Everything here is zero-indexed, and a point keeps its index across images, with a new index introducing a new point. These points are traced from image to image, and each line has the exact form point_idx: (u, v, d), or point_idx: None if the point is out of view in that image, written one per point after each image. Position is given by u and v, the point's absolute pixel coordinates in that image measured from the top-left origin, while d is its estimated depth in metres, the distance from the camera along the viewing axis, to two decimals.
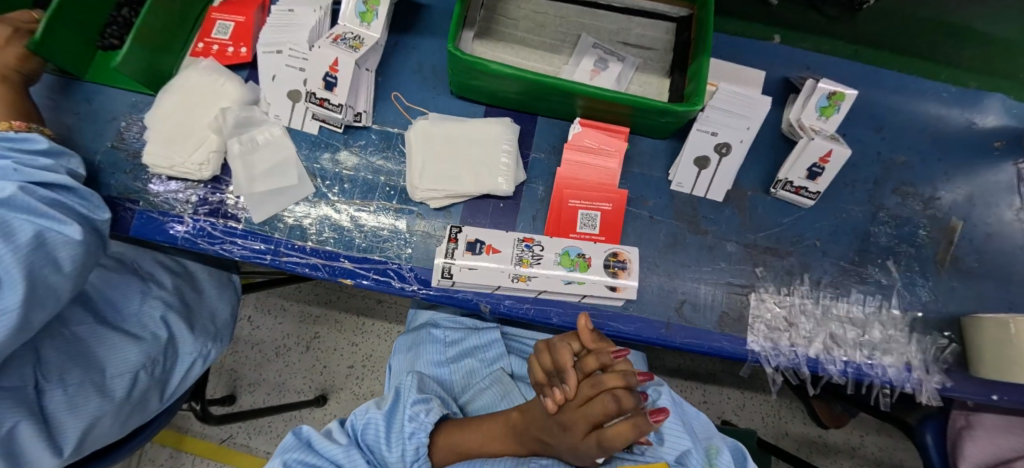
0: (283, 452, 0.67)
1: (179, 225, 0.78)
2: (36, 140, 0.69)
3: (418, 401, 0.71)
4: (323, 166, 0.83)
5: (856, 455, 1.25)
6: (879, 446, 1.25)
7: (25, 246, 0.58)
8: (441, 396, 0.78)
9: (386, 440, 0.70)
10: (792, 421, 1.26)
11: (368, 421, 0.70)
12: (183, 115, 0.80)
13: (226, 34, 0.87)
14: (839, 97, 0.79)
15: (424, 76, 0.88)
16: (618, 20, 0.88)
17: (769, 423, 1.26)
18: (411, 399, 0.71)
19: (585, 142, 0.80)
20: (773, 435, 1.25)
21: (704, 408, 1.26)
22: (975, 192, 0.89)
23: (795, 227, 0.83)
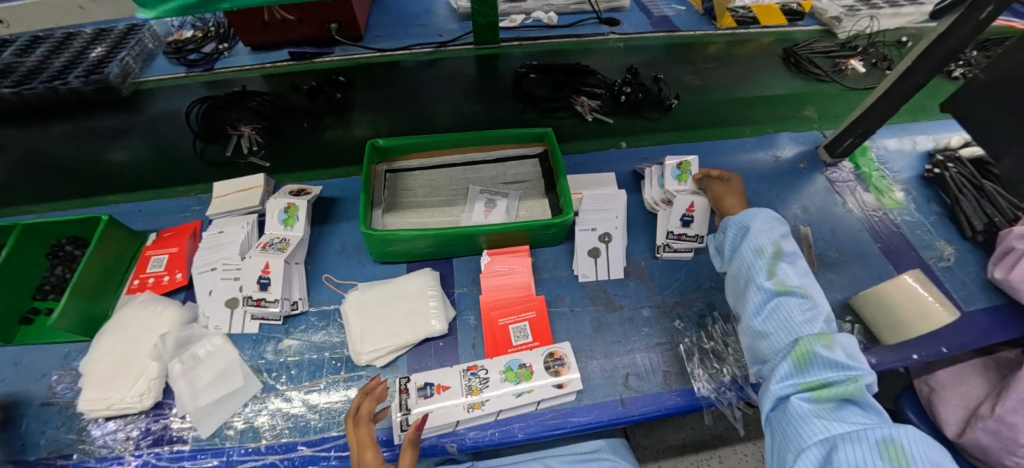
0: None
1: (120, 467, 0.76)
2: None
3: None
4: (267, 361, 0.88)
5: None
6: None
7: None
8: None
9: None
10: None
11: None
12: (119, 352, 0.84)
13: (160, 266, 0.96)
14: (686, 165, 1.03)
15: (348, 253, 1.01)
16: (494, 169, 1.09)
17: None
18: None
19: (496, 267, 0.94)
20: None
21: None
22: (808, 205, 1.12)
23: (690, 276, 0.98)
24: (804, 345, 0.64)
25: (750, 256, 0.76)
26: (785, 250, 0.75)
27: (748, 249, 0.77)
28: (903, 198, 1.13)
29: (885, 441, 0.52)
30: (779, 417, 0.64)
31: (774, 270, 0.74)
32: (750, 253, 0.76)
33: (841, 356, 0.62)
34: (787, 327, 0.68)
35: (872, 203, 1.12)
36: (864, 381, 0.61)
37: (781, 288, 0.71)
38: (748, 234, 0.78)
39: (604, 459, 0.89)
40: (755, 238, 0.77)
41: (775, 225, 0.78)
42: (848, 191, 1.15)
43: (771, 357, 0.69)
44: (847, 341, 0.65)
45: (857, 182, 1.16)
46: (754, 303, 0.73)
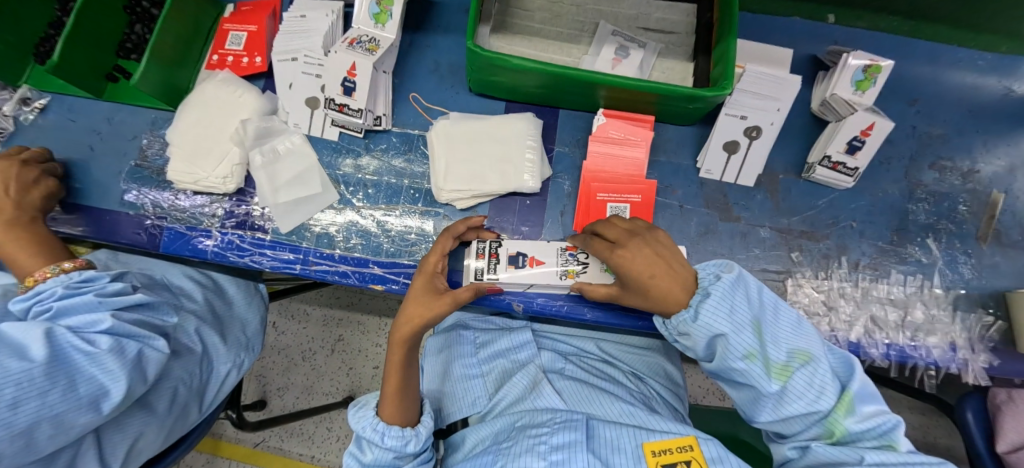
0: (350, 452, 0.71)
1: (207, 239, 0.81)
2: (104, 274, 0.66)
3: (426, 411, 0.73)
4: (344, 174, 0.83)
5: None
6: (915, 424, 1.22)
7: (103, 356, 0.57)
8: None
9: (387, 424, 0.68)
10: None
11: (362, 421, 0.69)
12: (204, 130, 0.81)
13: (239, 45, 0.87)
14: (875, 70, 0.75)
15: (440, 75, 0.86)
16: (636, 5, 0.85)
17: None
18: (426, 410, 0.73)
19: (609, 133, 0.78)
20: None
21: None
22: (1018, 163, 0.85)
23: (830, 208, 0.81)
24: (830, 418, 0.56)
25: (721, 321, 0.57)
26: (756, 293, 0.61)
27: (717, 307, 0.57)
28: None
29: (825, 421, 0.56)
30: (769, 426, 0.60)
31: (749, 326, 0.58)
32: (721, 311, 0.57)
33: (818, 375, 0.56)
34: (774, 383, 0.57)
35: None
36: (853, 388, 0.56)
37: (787, 370, 0.57)
38: (720, 306, 0.57)
39: (653, 357, 0.91)
40: (726, 295, 0.58)
41: (733, 269, 0.61)
42: None
43: (754, 396, 0.60)
44: (861, 375, 0.57)
45: None
46: (726, 364, 0.59)
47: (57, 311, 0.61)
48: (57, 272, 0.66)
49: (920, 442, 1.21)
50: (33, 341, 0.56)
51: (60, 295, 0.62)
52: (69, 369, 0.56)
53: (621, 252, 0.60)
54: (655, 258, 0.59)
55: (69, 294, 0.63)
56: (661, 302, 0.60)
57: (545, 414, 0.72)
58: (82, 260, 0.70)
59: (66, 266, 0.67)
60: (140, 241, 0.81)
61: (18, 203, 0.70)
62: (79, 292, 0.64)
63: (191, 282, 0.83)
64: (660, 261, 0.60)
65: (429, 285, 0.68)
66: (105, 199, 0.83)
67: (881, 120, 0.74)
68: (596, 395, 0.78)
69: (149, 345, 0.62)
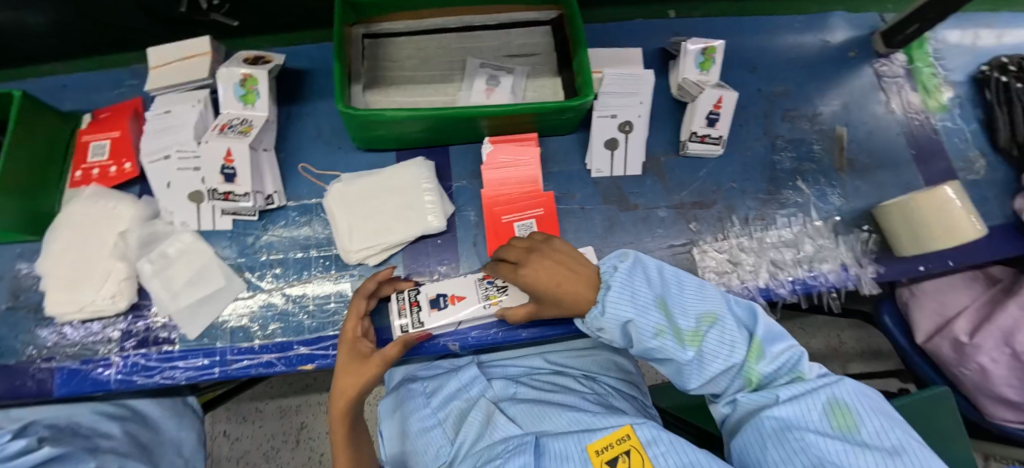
0: None
1: (107, 367, 0.74)
2: None
3: None
4: (248, 260, 0.80)
5: (839, 356, 1.31)
6: (853, 343, 1.33)
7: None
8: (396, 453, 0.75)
9: None
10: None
11: None
12: (79, 253, 0.76)
13: (104, 155, 0.82)
14: (711, 50, 0.86)
15: (325, 140, 0.86)
16: (496, 36, 0.90)
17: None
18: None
19: (499, 158, 0.81)
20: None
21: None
22: (848, 100, 0.99)
23: (711, 176, 0.89)
24: (745, 367, 0.60)
25: (625, 307, 0.61)
26: (653, 274, 0.66)
27: (619, 296, 0.62)
28: (948, 100, 1.01)
29: (743, 371, 0.60)
30: (701, 391, 0.63)
31: (651, 305, 0.62)
32: (622, 299, 0.62)
33: (722, 331, 0.61)
34: (689, 350, 0.61)
35: (915, 104, 1.00)
36: (758, 334, 0.61)
37: (696, 334, 0.61)
38: (621, 294, 0.62)
39: (601, 355, 0.92)
40: (623, 283, 0.63)
41: (628, 259, 0.67)
42: (894, 87, 1.01)
43: (680, 368, 0.63)
44: (764, 320, 0.62)
45: (905, 79, 1.02)
46: (644, 346, 0.62)
47: None
48: None
49: (868, 350, 1.32)
50: None
51: None
52: None
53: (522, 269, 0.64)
54: (555, 267, 0.64)
55: None
56: (572, 305, 0.64)
57: (501, 444, 0.71)
58: None
59: None
60: (27, 391, 0.73)
61: None
62: None
63: (102, 418, 0.75)
64: (561, 269, 0.64)
65: (353, 352, 0.67)
66: None
67: (727, 92, 0.82)
68: (553, 410, 0.78)
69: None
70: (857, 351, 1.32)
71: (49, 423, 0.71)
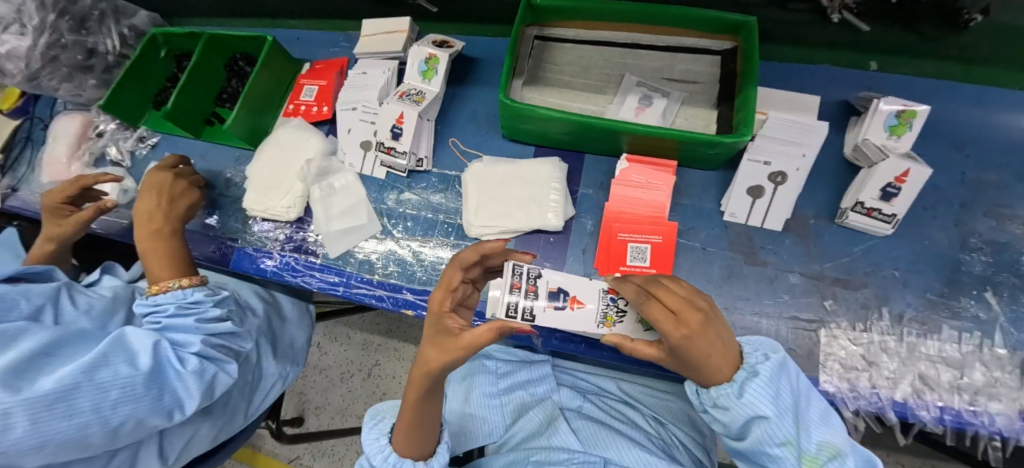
0: None
1: (269, 260, 0.92)
2: (209, 299, 0.76)
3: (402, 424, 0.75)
4: (388, 209, 0.92)
5: None
6: None
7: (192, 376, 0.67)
8: None
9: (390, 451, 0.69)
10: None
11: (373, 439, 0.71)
12: (276, 166, 0.95)
13: (311, 96, 1.02)
14: (910, 115, 0.75)
15: (478, 122, 0.95)
16: (661, 58, 0.90)
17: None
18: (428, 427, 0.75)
19: (631, 177, 0.82)
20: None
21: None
22: None
23: (868, 256, 0.78)
24: None
25: (768, 406, 0.56)
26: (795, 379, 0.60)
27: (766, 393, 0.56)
28: None
29: None
30: None
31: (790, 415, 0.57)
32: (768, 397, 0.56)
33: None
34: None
35: None
36: None
37: (818, 461, 0.57)
38: (767, 390, 0.56)
39: (681, 406, 0.87)
40: (772, 381, 0.57)
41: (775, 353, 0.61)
42: None
43: None
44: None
45: None
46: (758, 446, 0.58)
47: (166, 326, 0.73)
48: (176, 286, 0.76)
49: None
50: (143, 348, 0.67)
51: (170, 313, 0.73)
52: (163, 381, 0.67)
53: (672, 328, 0.54)
54: (707, 337, 0.54)
55: (177, 313, 0.74)
56: (704, 373, 0.57)
57: (564, 455, 0.76)
58: (198, 277, 0.79)
59: (184, 283, 0.76)
60: (214, 258, 0.94)
61: (167, 214, 0.83)
62: (184, 313, 0.74)
63: (255, 296, 0.94)
64: (712, 340, 0.55)
65: (439, 327, 0.61)
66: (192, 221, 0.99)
67: (917, 167, 0.71)
68: (614, 438, 0.78)
69: (225, 368, 0.73)
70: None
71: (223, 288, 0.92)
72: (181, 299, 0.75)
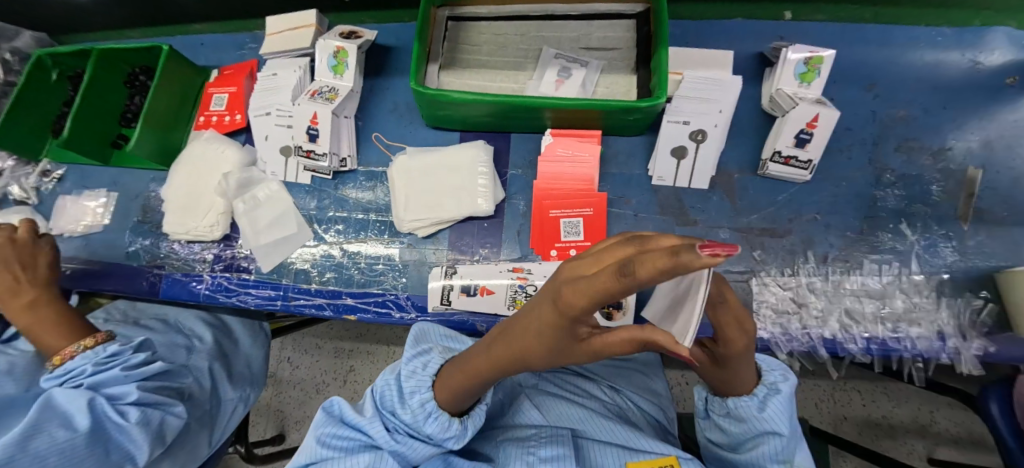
0: (316, 427, 0.63)
1: (199, 283, 0.88)
2: (127, 347, 0.70)
3: (415, 354, 0.64)
4: (317, 215, 0.89)
5: (931, 433, 1.12)
6: (958, 421, 1.12)
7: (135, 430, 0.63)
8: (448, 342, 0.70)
9: (401, 403, 0.60)
10: (849, 404, 1.16)
11: (385, 386, 0.62)
12: (192, 185, 0.90)
13: (222, 105, 0.96)
14: (817, 61, 0.76)
15: (400, 114, 0.92)
16: (577, 27, 0.89)
17: (824, 409, 1.16)
18: (408, 355, 0.64)
19: (558, 151, 0.81)
20: (831, 423, 1.15)
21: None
22: (993, 137, 0.82)
23: (791, 203, 0.80)
24: None
25: (780, 426, 0.55)
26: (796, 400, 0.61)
27: (781, 413, 0.55)
28: None
29: None
30: None
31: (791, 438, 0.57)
32: (781, 417, 0.55)
33: None
34: None
35: None
36: None
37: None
38: (784, 409, 0.55)
39: (633, 372, 0.91)
40: (788, 402, 0.56)
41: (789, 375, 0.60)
42: None
43: None
44: None
45: None
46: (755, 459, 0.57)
47: (93, 384, 0.66)
48: (82, 349, 0.69)
49: (974, 436, 1.11)
50: (78, 408, 0.63)
51: (90, 372, 0.67)
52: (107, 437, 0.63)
53: (740, 342, 0.48)
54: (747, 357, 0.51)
55: (100, 370, 0.67)
56: (726, 384, 0.55)
57: (528, 432, 0.74)
58: (102, 334, 0.73)
59: (89, 343, 0.70)
60: (143, 290, 0.89)
61: (34, 279, 0.74)
62: (107, 368, 0.68)
63: (199, 323, 0.89)
64: (745, 362, 0.52)
65: (564, 328, 0.38)
66: (113, 254, 0.94)
67: (826, 111, 0.73)
68: (573, 409, 0.78)
69: (172, 411, 0.69)
70: (952, 437, 1.11)
71: (163, 320, 0.86)
72: (97, 355, 0.68)
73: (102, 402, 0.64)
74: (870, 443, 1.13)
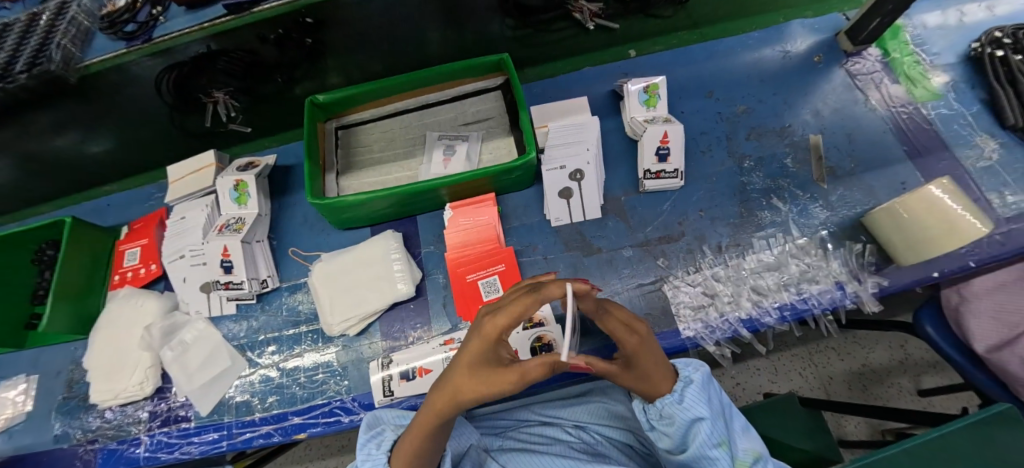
0: None
1: (138, 446, 0.85)
2: None
3: (369, 438, 0.64)
4: (249, 341, 0.90)
5: (908, 365, 1.18)
6: (922, 349, 1.18)
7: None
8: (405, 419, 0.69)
9: None
10: (830, 363, 1.20)
11: None
12: (116, 347, 0.89)
13: (136, 259, 0.97)
14: (653, 88, 0.89)
15: (311, 223, 0.97)
16: (451, 109, 0.99)
17: (809, 376, 1.20)
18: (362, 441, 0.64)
19: (460, 221, 0.87)
20: (820, 388, 1.19)
21: (740, 391, 1.21)
22: (820, 107, 0.95)
23: (676, 209, 0.88)
24: None
25: (700, 409, 0.59)
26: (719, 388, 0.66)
27: (699, 399, 0.60)
28: (941, 86, 0.94)
29: None
30: None
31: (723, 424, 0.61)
32: (703, 403, 0.60)
33: None
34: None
35: (899, 97, 0.94)
36: None
37: (747, 464, 0.62)
38: (701, 396, 0.60)
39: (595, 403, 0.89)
40: (705, 390, 0.61)
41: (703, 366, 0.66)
42: (872, 84, 0.96)
43: None
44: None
45: (884, 73, 0.97)
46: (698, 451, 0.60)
47: None
48: None
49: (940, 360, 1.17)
50: None
51: None
52: None
53: (632, 340, 0.56)
54: (652, 353, 0.58)
55: None
56: (649, 386, 0.60)
57: None
58: None
59: None
60: None
61: None
62: None
63: None
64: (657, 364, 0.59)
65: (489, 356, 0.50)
66: (40, 442, 0.89)
67: (671, 127, 0.84)
68: (538, 456, 0.79)
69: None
70: (929, 362, 1.17)
71: None
72: None
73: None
74: (863, 394, 1.17)
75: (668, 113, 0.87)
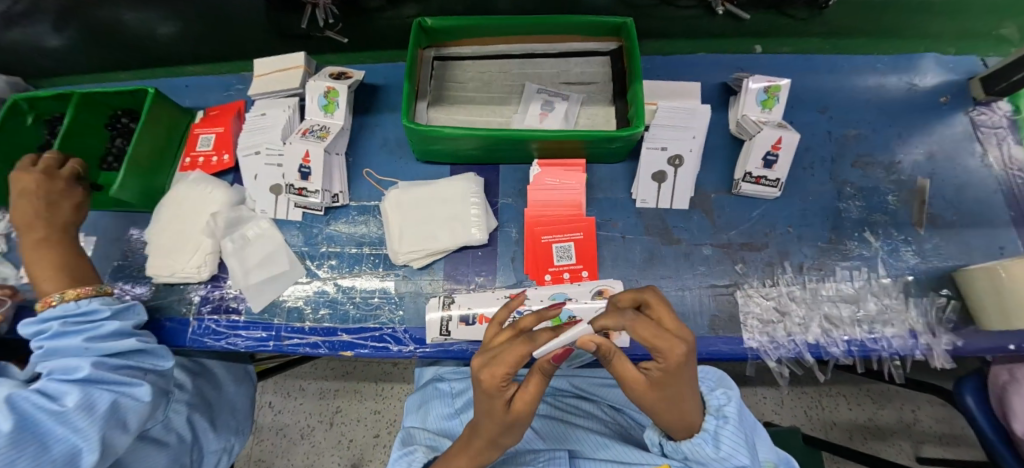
0: None
1: (186, 327, 0.86)
2: (106, 308, 0.69)
3: (402, 454, 0.69)
4: (309, 251, 0.89)
5: (915, 431, 1.17)
6: (934, 418, 1.17)
7: (101, 420, 0.57)
8: (432, 442, 0.77)
9: None
10: (837, 409, 1.19)
11: None
12: (178, 226, 0.89)
13: (209, 146, 0.96)
14: (775, 89, 0.85)
15: (390, 149, 0.95)
16: (555, 64, 0.95)
17: (814, 416, 1.19)
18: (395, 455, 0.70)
19: (546, 180, 0.85)
20: (822, 430, 1.18)
21: None
22: (935, 150, 0.91)
23: (764, 219, 0.86)
24: None
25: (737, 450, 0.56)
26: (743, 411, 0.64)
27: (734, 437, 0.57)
28: None
29: None
30: None
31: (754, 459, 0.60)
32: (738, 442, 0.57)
33: None
34: None
35: (1019, 159, 0.89)
36: None
37: None
38: (738, 434, 0.57)
39: None
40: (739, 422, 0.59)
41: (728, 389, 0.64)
42: (994, 140, 0.91)
43: None
44: None
45: (1009, 131, 0.91)
46: None
47: (50, 349, 0.64)
48: (61, 301, 0.68)
49: (948, 434, 1.16)
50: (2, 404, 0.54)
51: (55, 332, 0.65)
52: (37, 431, 0.53)
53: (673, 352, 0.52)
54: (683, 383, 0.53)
55: (65, 331, 0.65)
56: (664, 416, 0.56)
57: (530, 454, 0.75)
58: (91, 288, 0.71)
59: (70, 295, 0.68)
60: None
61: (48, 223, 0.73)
62: (75, 330, 0.66)
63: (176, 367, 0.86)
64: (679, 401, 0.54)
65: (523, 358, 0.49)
66: None
67: (787, 134, 0.81)
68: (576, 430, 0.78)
69: (134, 393, 0.62)
70: (936, 433, 1.16)
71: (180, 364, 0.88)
72: (69, 312, 0.67)
73: (51, 384, 0.58)
74: (862, 447, 1.16)
75: (784, 119, 0.83)
